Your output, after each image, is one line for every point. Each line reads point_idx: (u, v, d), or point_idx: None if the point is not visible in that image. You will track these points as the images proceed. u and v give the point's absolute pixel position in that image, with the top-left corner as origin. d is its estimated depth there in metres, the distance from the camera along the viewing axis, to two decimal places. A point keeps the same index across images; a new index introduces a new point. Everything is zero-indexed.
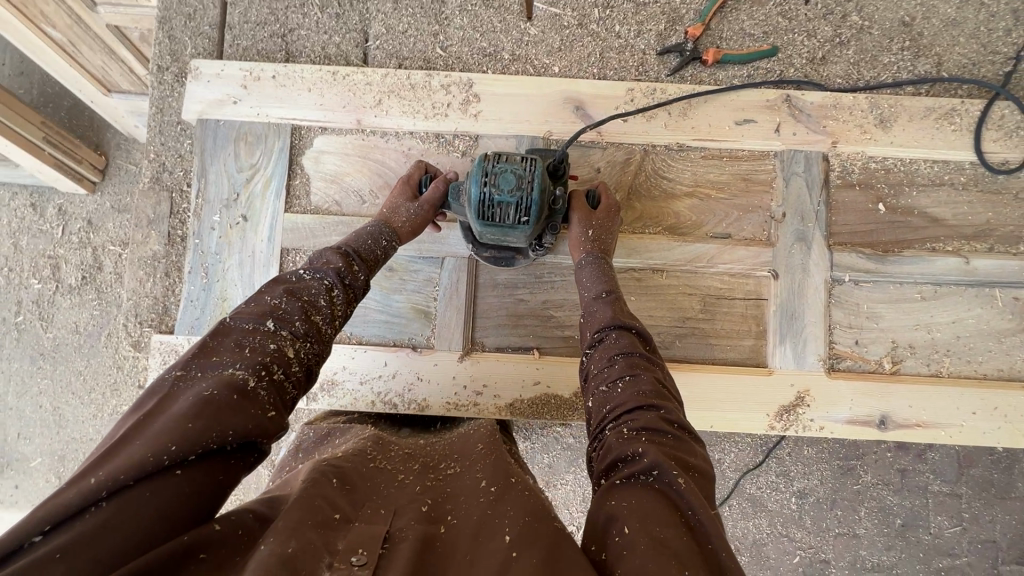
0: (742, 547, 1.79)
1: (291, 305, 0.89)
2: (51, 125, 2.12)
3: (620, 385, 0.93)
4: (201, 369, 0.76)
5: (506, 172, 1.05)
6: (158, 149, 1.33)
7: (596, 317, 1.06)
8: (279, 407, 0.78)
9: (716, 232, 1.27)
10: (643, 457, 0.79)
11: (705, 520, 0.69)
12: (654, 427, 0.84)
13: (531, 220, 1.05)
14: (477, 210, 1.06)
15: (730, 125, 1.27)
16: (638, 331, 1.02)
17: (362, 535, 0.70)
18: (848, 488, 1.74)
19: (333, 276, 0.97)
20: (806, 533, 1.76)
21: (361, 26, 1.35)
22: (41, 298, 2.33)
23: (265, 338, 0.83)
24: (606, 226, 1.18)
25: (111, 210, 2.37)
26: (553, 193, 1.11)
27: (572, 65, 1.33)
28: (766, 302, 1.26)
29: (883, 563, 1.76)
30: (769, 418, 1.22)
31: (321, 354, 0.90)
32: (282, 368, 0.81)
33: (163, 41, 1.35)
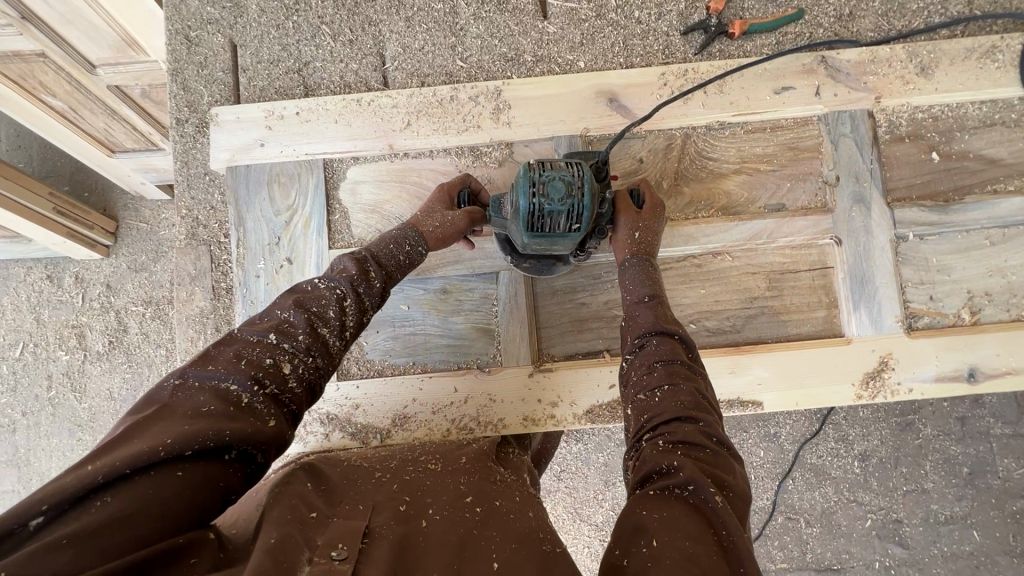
0: (811, 518, 1.72)
1: (297, 317, 0.85)
2: (57, 193, 2.08)
3: (659, 393, 0.90)
4: (200, 377, 0.73)
5: (554, 180, 0.99)
6: (189, 203, 1.30)
7: (636, 321, 1.02)
8: (278, 418, 0.75)
9: (769, 206, 1.24)
10: (679, 471, 0.76)
11: (740, 543, 0.66)
12: (692, 440, 0.81)
13: (581, 227, 1.02)
14: (526, 221, 1.01)
15: (768, 95, 1.24)
16: (680, 337, 0.97)
17: (341, 530, 0.71)
18: (910, 443, 1.71)
19: (345, 285, 0.93)
20: (875, 495, 1.71)
21: (377, 49, 1.32)
22: (69, 370, 2.30)
23: (264, 353, 0.79)
24: (653, 227, 1.13)
25: (127, 270, 2.33)
26: (599, 198, 1.07)
27: (596, 57, 1.30)
28: (832, 270, 1.23)
29: (957, 514, 1.69)
30: (855, 387, 1.18)
31: (326, 368, 0.86)
32: (278, 386, 0.77)
33: (178, 93, 1.32)
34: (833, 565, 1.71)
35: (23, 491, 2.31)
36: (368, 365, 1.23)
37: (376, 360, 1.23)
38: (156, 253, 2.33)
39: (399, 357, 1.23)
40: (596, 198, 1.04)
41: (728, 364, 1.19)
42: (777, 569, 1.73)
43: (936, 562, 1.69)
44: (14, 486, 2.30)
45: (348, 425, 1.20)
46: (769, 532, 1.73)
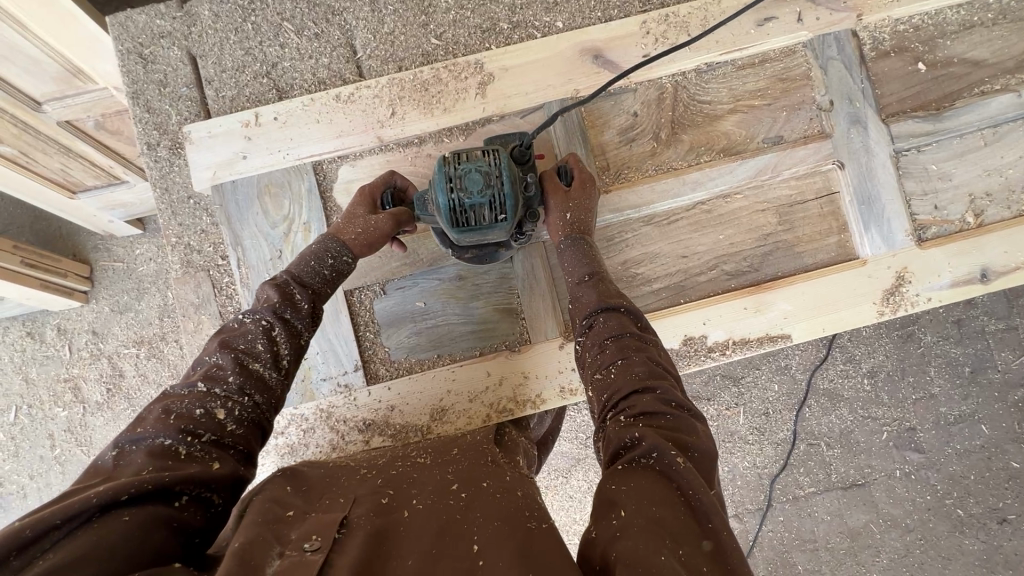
0: (831, 440, 1.77)
1: (224, 358, 0.89)
2: (21, 246, 1.98)
3: (615, 370, 0.95)
4: (130, 441, 0.75)
5: (471, 172, 0.97)
6: (178, 230, 1.24)
7: (580, 301, 1.08)
8: (221, 460, 0.78)
9: (768, 140, 1.23)
10: (641, 440, 0.81)
11: (704, 500, 0.72)
12: (651, 410, 0.86)
13: (508, 216, 0.99)
14: (450, 218, 0.99)
15: (751, 29, 1.22)
16: (625, 310, 1.03)
17: (315, 525, 0.76)
18: (913, 353, 1.76)
19: (268, 314, 0.95)
20: (886, 407, 1.76)
21: (346, 39, 1.26)
22: (71, 424, 2.22)
23: (194, 404, 0.82)
24: (584, 206, 1.13)
25: (111, 313, 2.23)
26: (524, 181, 1.05)
27: (574, 15, 1.25)
28: (839, 195, 1.24)
29: (965, 412, 1.75)
30: (877, 305, 1.21)
31: (267, 402, 0.90)
32: (214, 433, 0.80)
33: (143, 116, 1.25)
34: (858, 481, 1.77)
35: None
36: (394, 365, 1.21)
37: (402, 359, 1.21)
38: (138, 291, 2.24)
39: (425, 351, 1.21)
40: (518, 184, 1.02)
41: (751, 304, 1.20)
42: (806, 495, 1.77)
43: (953, 460, 1.75)
44: None
45: (386, 428, 1.18)
46: (795, 461, 1.78)
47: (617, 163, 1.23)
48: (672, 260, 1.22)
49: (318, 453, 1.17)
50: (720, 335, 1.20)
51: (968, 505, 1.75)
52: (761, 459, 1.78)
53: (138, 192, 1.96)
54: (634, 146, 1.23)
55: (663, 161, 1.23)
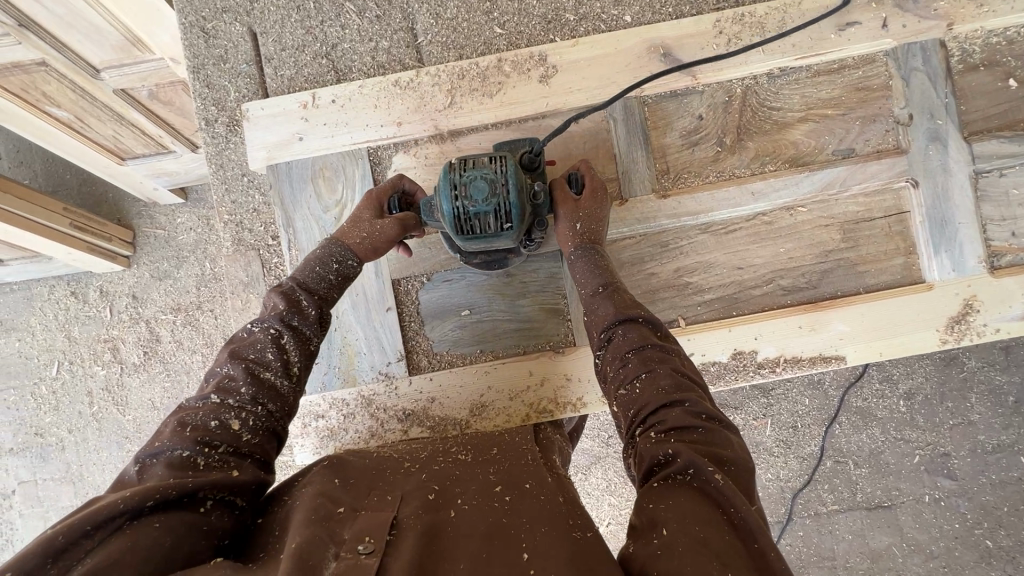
0: (860, 460, 1.72)
1: (236, 368, 0.88)
2: (71, 209, 2.03)
3: (640, 384, 0.92)
4: (150, 455, 0.75)
5: (476, 180, 0.94)
6: (230, 208, 1.25)
7: (595, 314, 1.05)
8: (240, 467, 0.79)
9: (838, 153, 1.18)
10: (676, 456, 0.78)
11: (749, 518, 0.68)
12: (682, 424, 0.83)
13: (514, 224, 0.97)
14: (454, 225, 0.97)
15: (829, 34, 1.16)
16: (643, 320, 1.00)
17: (366, 524, 0.76)
18: (955, 378, 1.69)
19: (276, 322, 0.93)
20: (922, 432, 1.70)
21: (407, 23, 1.23)
22: (109, 383, 2.29)
23: (208, 416, 0.81)
24: (594, 215, 1.10)
25: (151, 279, 2.28)
26: (531, 188, 1.01)
27: (642, 10, 1.21)
28: (909, 215, 1.18)
29: (1005, 442, 1.68)
30: (940, 332, 1.15)
31: (280, 409, 0.89)
32: (231, 443, 0.80)
33: (202, 91, 1.25)
34: (884, 502, 1.72)
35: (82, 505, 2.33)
36: (436, 357, 1.20)
37: (445, 351, 1.20)
38: (178, 259, 2.28)
39: (469, 346, 1.20)
40: (526, 192, 0.98)
41: (806, 322, 1.16)
42: (829, 512, 1.73)
43: (986, 490, 1.69)
44: (72, 501, 2.32)
45: (425, 420, 1.18)
46: (820, 477, 1.73)
47: (677, 167, 1.19)
48: (727, 270, 1.19)
49: (357, 439, 1.18)
50: (771, 352, 1.16)
51: (999, 537, 1.69)
52: (785, 473, 1.74)
53: (184, 163, 1.99)
54: (696, 150, 1.19)
55: (725, 168, 1.18)
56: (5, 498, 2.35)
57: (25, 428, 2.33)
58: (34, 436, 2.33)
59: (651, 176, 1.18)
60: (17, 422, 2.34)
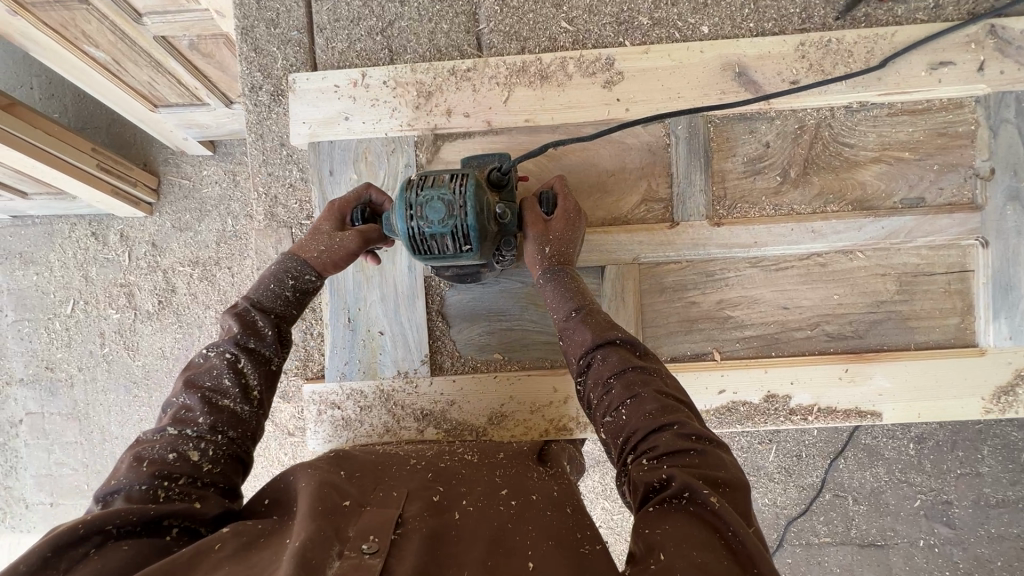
0: (859, 497, 1.69)
1: (191, 398, 0.83)
2: (100, 150, 2.00)
3: (625, 410, 0.85)
4: (108, 493, 0.73)
5: (432, 200, 0.89)
6: (266, 180, 1.21)
7: (575, 340, 0.96)
8: (204, 498, 0.75)
9: (907, 200, 1.12)
10: (671, 481, 0.72)
11: (748, 542, 0.63)
12: (674, 448, 0.77)
13: (473, 247, 0.91)
14: (411, 245, 0.92)
15: (919, 72, 1.09)
16: (622, 341, 0.93)
17: (370, 522, 0.74)
18: (971, 429, 1.63)
19: (231, 346, 0.89)
20: (927, 477, 1.65)
21: (470, 7, 1.16)
22: (122, 327, 2.29)
23: (165, 448, 0.78)
24: (564, 240, 1.03)
25: (173, 229, 2.26)
26: (496, 208, 0.95)
27: (722, 22, 1.13)
28: (972, 274, 1.12)
29: (1009, 498, 1.63)
30: (985, 401, 1.11)
31: (243, 435, 0.84)
32: (191, 474, 0.76)
33: (249, 55, 1.19)
34: (878, 541, 1.69)
35: (86, 442, 2.36)
36: (461, 359, 1.18)
37: (471, 356, 1.17)
38: (201, 212, 2.25)
39: (494, 353, 1.17)
40: (488, 213, 0.92)
41: (847, 372, 1.12)
42: (820, 543, 1.71)
43: (982, 543, 1.66)
44: (76, 437, 2.35)
45: (442, 422, 1.16)
46: (816, 508, 1.70)
47: (735, 194, 1.13)
48: (771, 309, 1.14)
49: (371, 433, 1.16)
50: (805, 399, 1.12)
51: None
52: (782, 499, 1.71)
53: (217, 117, 1.95)
54: (758, 178, 1.13)
55: (784, 201, 1.13)
56: (12, 426, 2.39)
57: (36, 360, 2.35)
58: (44, 369, 2.35)
59: (707, 202, 1.12)
60: (29, 354, 2.36)
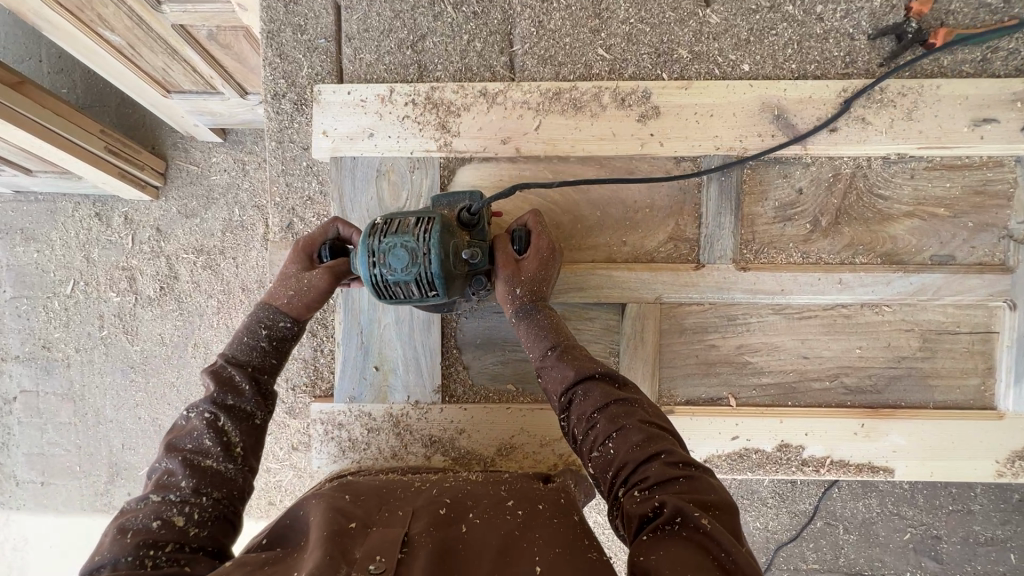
0: (850, 526, 1.66)
1: (173, 462, 0.81)
2: (107, 131, 1.94)
3: (611, 443, 0.83)
4: (90, 569, 0.68)
5: (395, 247, 0.87)
6: (284, 191, 1.18)
7: (556, 378, 0.93)
8: (194, 562, 0.72)
9: (938, 257, 1.10)
10: (665, 507, 0.71)
11: (743, 562, 0.63)
12: (663, 475, 0.76)
13: (439, 292, 0.90)
14: (374, 291, 0.90)
15: (962, 126, 1.06)
16: (602, 374, 0.91)
17: (378, 542, 0.73)
18: None
19: (209, 406, 0.86)
20: (919, 511, 1.63)
21: (505, 27, 1.13)
22: (121, 312, 2.24)
23: (148, 517, 0.74)
24: (537, 280, 1.01)
25: (178, 215, 2.20)
26: (463, 250, 0.93)
27: (764, 60, 1.10)
28: (997, 336, 1.11)
29: (998, 536, 1.60)
30: (999, 464, 1.10)
31: (228, 495, 0.81)
32: (178, 540, 0.73)
33: (273, 60, 1.15)
34: (864, 571, 1.68)
35: (79, 424, 2.33)
36: (473, 388, 1.16)
37: (483, 384, 1.16)
38: (207, 199, 2.18)
39: (508, 383, 1.16)
40: (453, 258, 0.90)
41: (863, 428, 1.11)
42: (807, 570, 1.70)
43: None
44: (70, 419, 2.32)
45: (450, 449, 1.14)
46: (806, 535, 1.68)
47: (764, 239, 1.11)
48: (791, 357, 1.12)
49: (378, 457, 1.14)
50: (819, 451, 1.11)
51: None
52: (773, 524, 1.68)
53: (230, 106, 1.87)
54: (788, 225, 1.10)
55: (813, 250, 1.10)
56: (6, 403, 2.36)
57: (33, 338, 2.32)
58: (41, 348, 2.32)
59: (735, 246, 1.10)
60: (26, 331, 2.32)
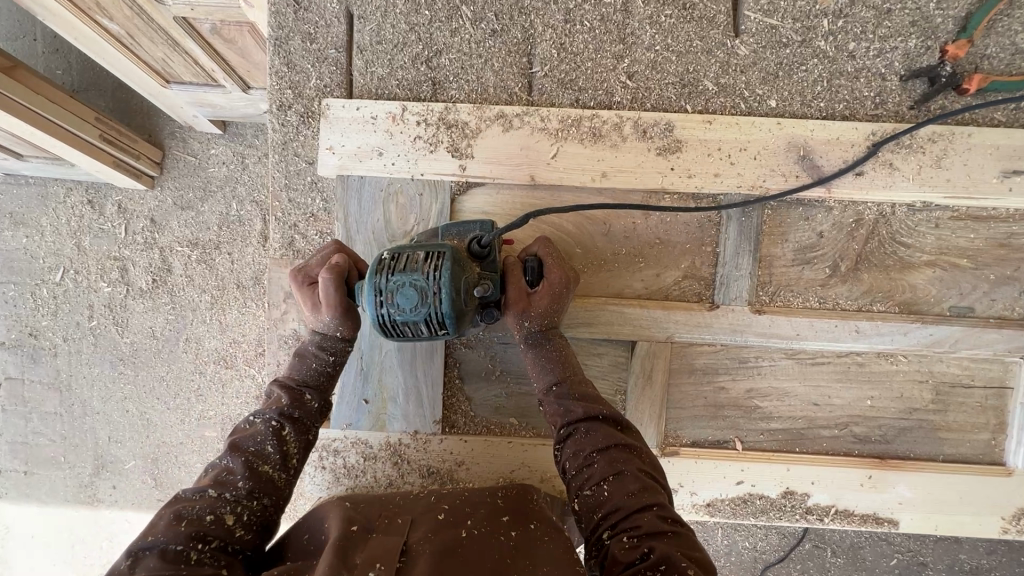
0: (838, 549, 1.61)
1: (235, 461, 0.85)
2: (105, 120, 1.83)
3: (606, 485, 0.83)
4: (144, 547, 0.70)
5: (404, 287, 0.82)
6: (286, 207, 1.13)
7: (558, 412, 0.92)
8: (232, 565, 0.75)
9: (957, 308, 1.07)
10: (652, 554, 0.70)
11: None
12: (653, 527, 0.75)
13: (450, 330, 0.85)
14: (382, 329, 0.86)
15: (991, 177, 1.03)
16: (606, 416, 0.90)
17: (378, 550, 0.74)
18: None
19: (275, 415, 0.91)
20: (907, 537, 1.59)
21: (524, 47, 1.08)
22: (112, 303, 2.09)
23: (204, 509, 0.77)
24: (551, 314, 0.97)
25: (173, 207, 2.06)
26: (475, 285, 0.88)
27: (791, 96, 1.06)
28: (1009, 391, 1.09)
29: (984, 566, 1.56)
30: (1004, 520, 1.09)
31: (275, 502, 0.85)
32: (224, 538, 0.76)
33: (279, 68, 1.10)
34: None
35: (65, 415, 2.17)
36: (474, 419, 1.13)
37: (485, 416, 1.13)
38: (204, 191, 2.06)
39: (510, 416, 1.13)
40: (465, 295, 0.85)
41: (869, 479, 1.09)
42: None
43: None
44: (56, 409, 2.17)
45: (448, 481, 1.11)
46: (795, 556, 1.62)
47: (780, 281, 1.08)
48: (801, 403, 1.10)
49: (374, 486, 1.11)
50: (824, 499, 1.09)
51: None
52: (763, 544, 1.63)
53: (230, 100, 1.79)
54: (807, 269, 1.07)
55: (830, 295, 1.08)
56: None
57: (18, 325, 2.16)
58: (26, 335, 2.16)
59: (751, 288, 1.07)
60: (11, 319, 2.16)
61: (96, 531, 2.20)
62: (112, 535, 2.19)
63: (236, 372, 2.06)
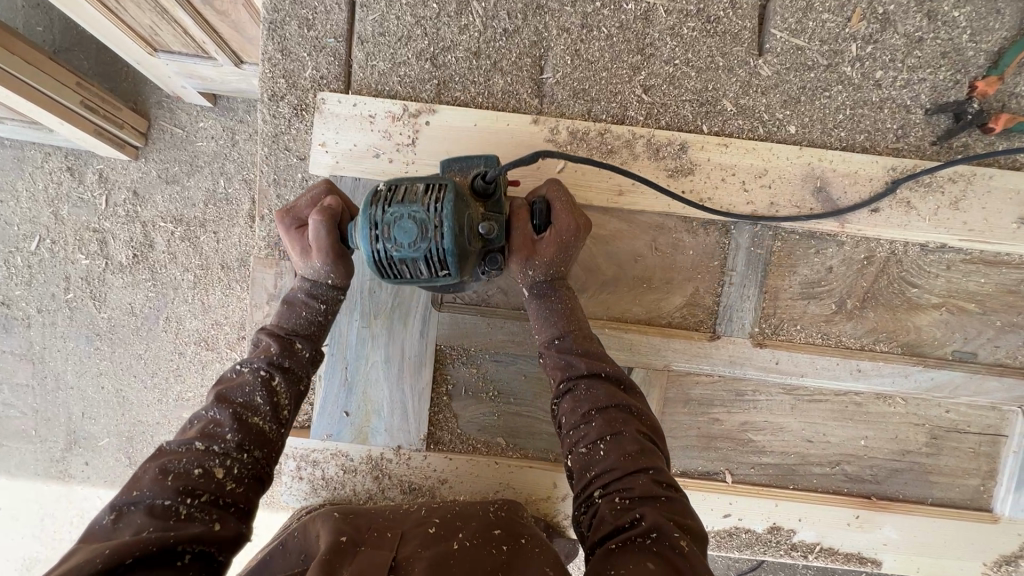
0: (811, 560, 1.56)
1: (223, 412, 0.78)
2: (87, 85, 1.71)
3: (601, 445, 0.78)
4: (127, 504, 0.66)
5: (402, 220, 0.77)
6: (274, 203, 1.06)
7: (558, 366, 0.86)
8: (224, 520, 0.69)
9: (961, 353, 1.05)
10: (643, 522, 0.68)
11: None
12: (647, 492, 0.72)
13: (451, 271, 0.80)
14: (377, 268, 0.81)
15: (1008, 222, 1.00)
16: (608, 374, 0.85)
17: (366, 564, 0.70)
18: None
19: (265, 364, 0.83)
20: None
21: (537, 51, 1.02)
22: (89, 276, 2.00)
23: (191, 462, 0.71)
24: (557, 260, 0.92)
25: (157, 179, 1.96)
26: (478, 224, 0.82)
27: (812, 123, 1.01)
28: (1004, 439, 1.08)
29: None
30: (985, 566, 1.08)
31: (269, 455, 0.79)
32: (214, 491, 0.70)
33: (273, 55, 1.02)
34: None
35: (38, 386, 2.07)
36: (460, 436, 1.09)
37: (472, 434, 1.09)
38: (191, 166, 1.96)
39: (498, 436, 1.09)
40: (467, 233, 0.79)
41: (857, 519, 1.07)
42: None
43: None
44: (27, 381, 2.08)
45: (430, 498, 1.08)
46: (767, 566, 1.57)
47: (785, 314, 1.04)
48: (795, 439, 1.08)
49: (354, 499, 1.07)
50: (810, 536, 1.08)
51: None
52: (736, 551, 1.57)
53: (222, 74, 1.69)
54: (813, 303, 1.04)
55: (834, 332, 1.05)
56: None
57: None
58: None
59: (755, 320, 1.03)
60: None
61: (67, 505, 2.13)
62: (82, 513, 2.11)
63: (216, 355, 1.97)
